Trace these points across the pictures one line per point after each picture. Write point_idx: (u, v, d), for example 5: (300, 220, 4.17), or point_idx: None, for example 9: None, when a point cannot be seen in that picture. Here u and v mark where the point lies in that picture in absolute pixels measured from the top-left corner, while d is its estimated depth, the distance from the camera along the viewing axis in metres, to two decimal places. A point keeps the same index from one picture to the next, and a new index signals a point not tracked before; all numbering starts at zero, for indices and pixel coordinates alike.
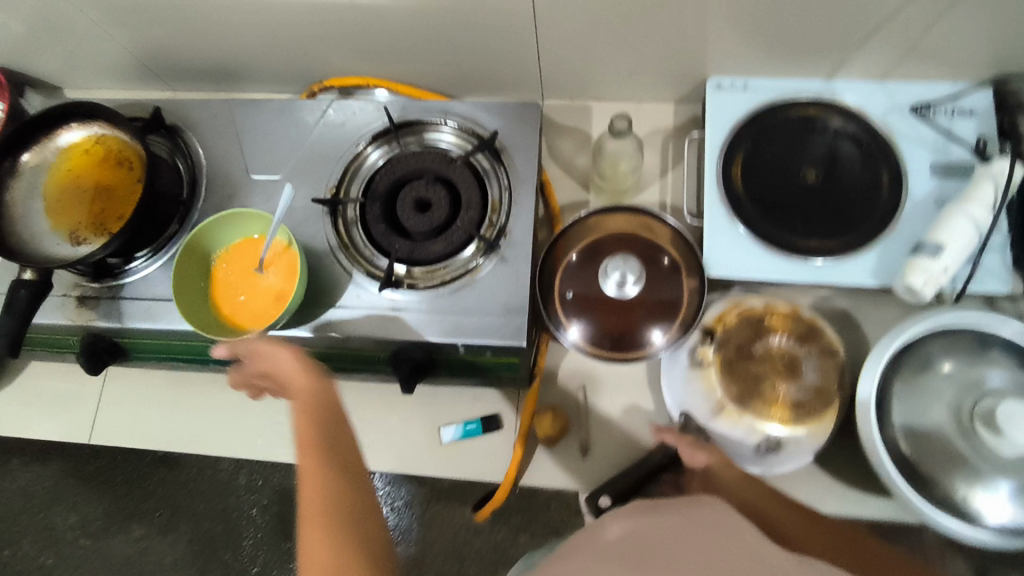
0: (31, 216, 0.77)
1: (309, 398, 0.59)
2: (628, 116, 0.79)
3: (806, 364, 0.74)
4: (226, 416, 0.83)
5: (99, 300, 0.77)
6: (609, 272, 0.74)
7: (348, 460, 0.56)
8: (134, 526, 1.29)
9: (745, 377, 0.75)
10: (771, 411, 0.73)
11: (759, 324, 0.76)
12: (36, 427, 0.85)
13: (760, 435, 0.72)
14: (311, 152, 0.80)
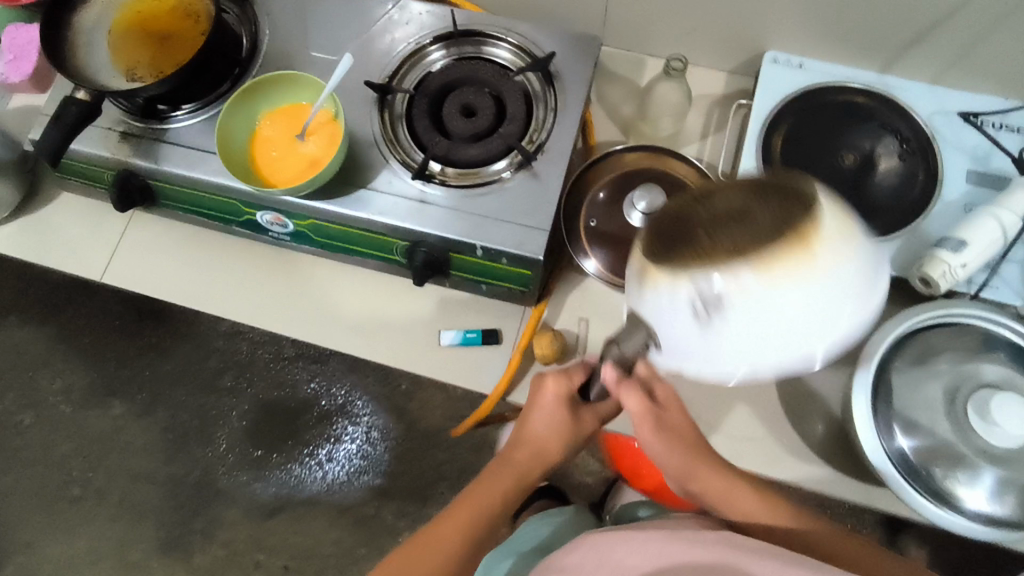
0: (94, 45, 0.79)
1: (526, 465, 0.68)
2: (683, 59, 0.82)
3: (765, 201, 0.39)
4: (234, 280, 0.85)
5: (140, 139, 0.78)
6: (635, 202, 0.75)
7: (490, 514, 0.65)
8: (114, 402, 1.51)
9: (673, 233, 0.41)
10: (698, 264, 0.39)
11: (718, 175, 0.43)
12: (53, 255, 0.87)
13: (690, 293, 0.39)
14: (369, 42, 0.81)
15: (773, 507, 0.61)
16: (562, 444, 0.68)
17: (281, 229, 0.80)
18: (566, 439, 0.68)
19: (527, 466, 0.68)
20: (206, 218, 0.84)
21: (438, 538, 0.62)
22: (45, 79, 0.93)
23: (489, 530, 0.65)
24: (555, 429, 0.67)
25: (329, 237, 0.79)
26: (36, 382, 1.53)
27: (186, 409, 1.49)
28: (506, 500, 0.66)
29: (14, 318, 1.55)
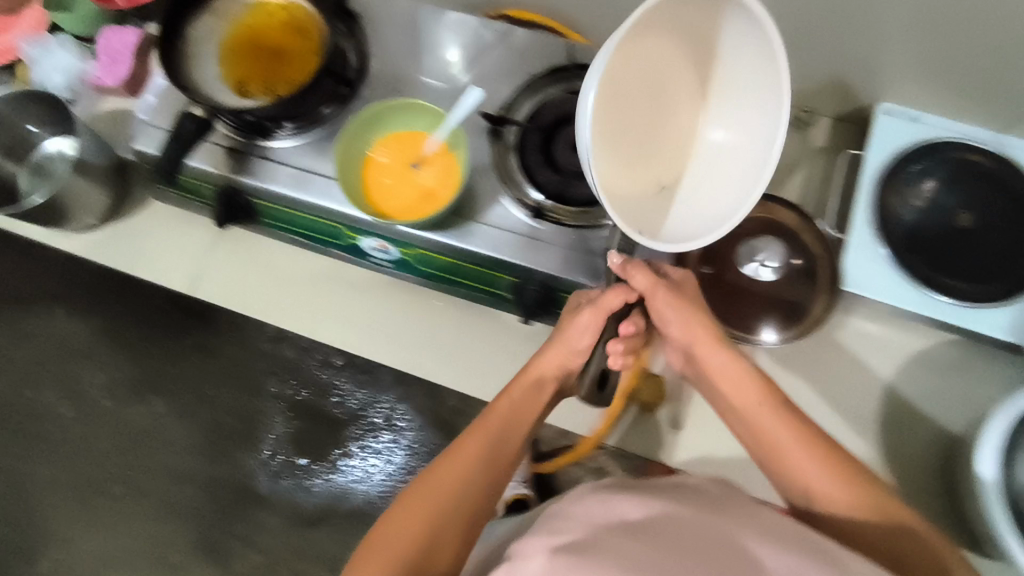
0: (205, 59, 0.78)
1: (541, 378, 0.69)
2: None
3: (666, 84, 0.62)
4: (332, 306, 0.87)
5: (248, 157, 0.78)
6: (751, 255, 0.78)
7: (506, 435, 0.65)
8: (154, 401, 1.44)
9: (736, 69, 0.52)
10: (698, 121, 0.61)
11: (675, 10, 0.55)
12: (148, 266, 0.88)
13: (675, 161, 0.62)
14: (482, 72, 0.81)
15: (799, 429, 0.58)
16: (564, 352, 0.70)
17: (383, 256, 0.80)
18: (568, 347, 0.70)
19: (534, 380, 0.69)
20: (310, 241, 0.85)
21: (454, 461, 0.61)
22: (138, 85, 0.94)
23: (506, 448, 0.64)
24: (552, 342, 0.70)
25: (435, 267, 0.79)
26: (79, 372, 1.48)
27: (220, 405, 1.42)
28: (518, 417, 0.66)
29: (62, 307, 1.50)
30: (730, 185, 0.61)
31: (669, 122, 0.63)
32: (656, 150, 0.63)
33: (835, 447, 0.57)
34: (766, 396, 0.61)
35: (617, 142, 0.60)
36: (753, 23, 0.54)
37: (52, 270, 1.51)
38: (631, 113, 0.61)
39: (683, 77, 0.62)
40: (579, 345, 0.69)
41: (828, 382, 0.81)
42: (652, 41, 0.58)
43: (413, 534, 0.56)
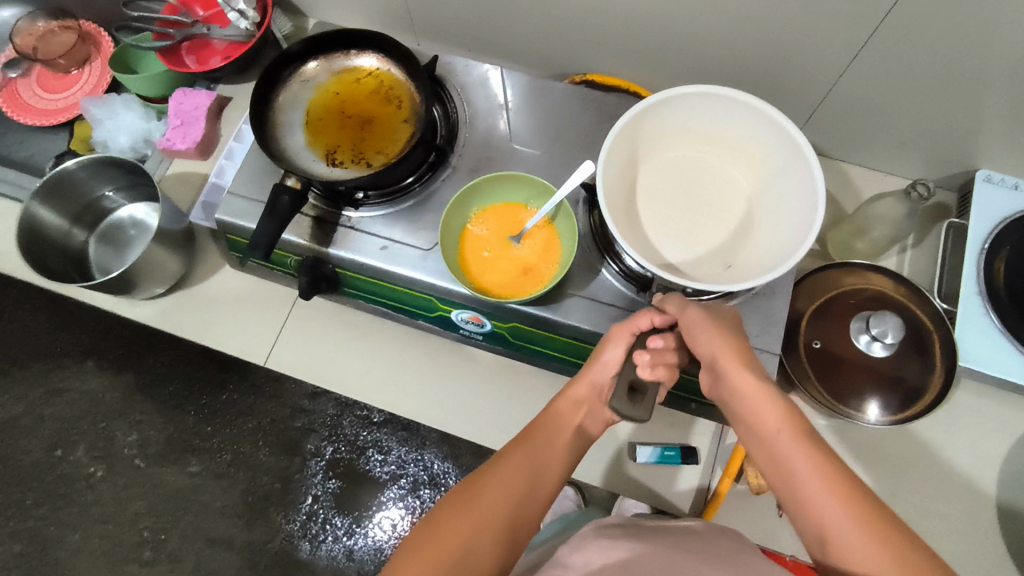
0: (293, 128, 0.76)
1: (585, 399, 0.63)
2: (931, 184, 0.74)
3: (685, 167, 0.75)
4: (412, 377, 0.84)
5: (335, 227, 0.75)
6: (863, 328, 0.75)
7: (548, 459, 0.59)
8: (97, 468, 1.01)
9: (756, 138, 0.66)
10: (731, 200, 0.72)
11: (684, 102, 0.69)
12: (221, 336, 0.86)
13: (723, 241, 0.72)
14: (578, 138, 0.79)
15: (828, 469, 0.52)
16: (598, 368, 0.63)
17: (474, 328, 0.78)
18: (601, 363, 0.63)
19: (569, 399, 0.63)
20: (395, 309, 0.82)
21: (498, 480, 0.56)
22: (209, 146, 0.94)
23: (543, 471, 0.59)
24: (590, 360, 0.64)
25: (530, 341, 0.76)
26: (111, 432, 1.01)
27: (275, 472, 0.98)
28: (556, 438, 0.61)
29: (90, 359, 1.03)
30: (778, 230, 0.68)
31: (702, 206, 0.74)
32: (701, 221, 0.73)
33: (861, 485, 0.51)
34: (794, 427, 0.55)
35: (654, 215, 0.73)
36: (735, 105, 0.68)
37: (37, 299, 1.05)
38: (662, 197, 0.74)
39: (697, 169, 0.75)
40: (611, 359, 0.62)
41: (935, 457, 0.78)
42: (673, 148, 0.75)
43: (450, 548, 0.50)
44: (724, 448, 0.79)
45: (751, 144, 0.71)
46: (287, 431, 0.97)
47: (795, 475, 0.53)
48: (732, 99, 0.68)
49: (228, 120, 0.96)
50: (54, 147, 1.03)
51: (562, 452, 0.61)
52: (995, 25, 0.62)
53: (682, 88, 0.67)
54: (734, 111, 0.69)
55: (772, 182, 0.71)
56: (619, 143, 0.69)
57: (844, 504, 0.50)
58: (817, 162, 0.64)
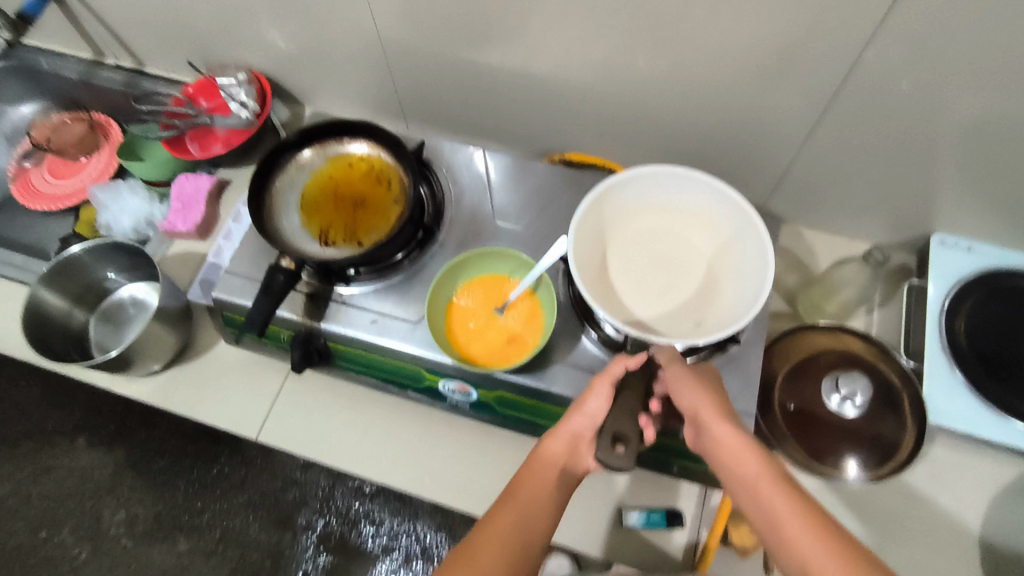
0: (289, 210, 0.81)
1: (567, 449, 0.64)
2: (886, 252, 0.84)
3: (654, 238, 0.79)
4: (400, 446, 0.85)
5: (327, 301, 0.79)
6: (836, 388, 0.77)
7: (536, 515, 0.59)
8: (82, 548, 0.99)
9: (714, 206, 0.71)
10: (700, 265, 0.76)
11: (646, 179, 0.75)
12: (214, 410, 0.87)
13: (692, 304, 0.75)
14: (557, 213, 0.84)
15: (806, 515, 0.54)
16: (582, 417, 0.64)
17: (461, 397, 0.80)
18: (585, 412, 0.64)
19: (553, 449, 0.63)
20: (384, 380, 0.84)
21: (488, 545, 0.56)
22: (208, 227, 0.99)
23: (534, 518, 0.59)
24: (572, 410, 0.66)
25: (515, 408, 0.78)
26: (98, 511, 1.01)
27: (265, 549, 0.97)
28: (541, 491, 0.61)
29: (81, 436, 1.04)
30: (739, 288, 0.73)
31: (671, 273, 0.78)
32: (671, 284, 0.77)
33: (839, 529, 0.52)
34: (770, 473, 0.57)
35: (625, 282, 0.77)
36: (691, 181, 0.74)
37: (31, 374, 1.07)
38: (632, 263, 0.78)
39: (664, 239, 0.79)
40: (594, 409, 0.64)
41: (920, 514, 0.79)
42: (641, 221, 0.79)
43: None
44: (710, 510, 0.80)
45: (705, 211, 0.76)
46: (278, 505, 0.97)
47: (778, 518, 0.54)
48: (688, 176, 0.74)
49: (227, 202, 1.01)
50: (59, 228, 1.08)
51: (552, 499, 0.61)
52: (929, 93, 0.69)
53: (643, 167, 0.74)
54: (691, 185, 0.75)
55: (730, 243, 0.76)
56: (586, 218, 0.74)
57: (824, 548, 0.51)
58: (765, 226, 0.70)
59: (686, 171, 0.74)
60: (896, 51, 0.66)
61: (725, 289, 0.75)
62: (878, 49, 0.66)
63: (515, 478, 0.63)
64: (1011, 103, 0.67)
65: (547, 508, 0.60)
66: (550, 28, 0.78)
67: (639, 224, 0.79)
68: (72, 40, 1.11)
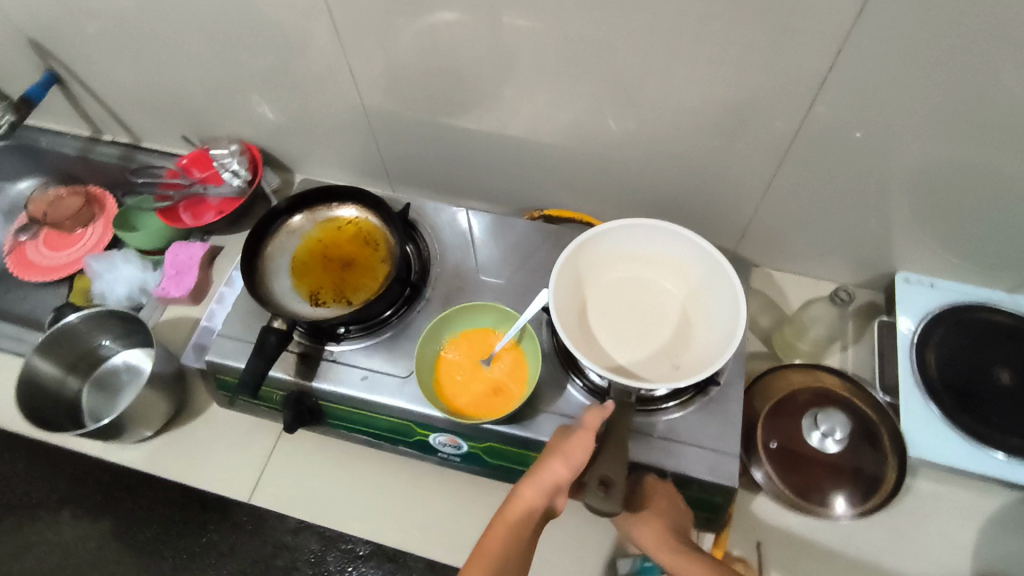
0: (279, 273, 0.85)
1: (544, 499, 0.64)
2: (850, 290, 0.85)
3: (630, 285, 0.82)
4: (393, 502, 0.85)
5: (317, 360, 0.81)
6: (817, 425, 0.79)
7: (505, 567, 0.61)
8: None
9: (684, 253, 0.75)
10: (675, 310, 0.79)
11: (619, 231, 0.79)
12: (207, 475, 0.87)
13: (670, 347, 0.78)
14: (538, 266, 0.88)
15: None
16: (566, 468, 0.64)
17: (452, 450, 0.81)
18: (570, 463, 0.64)
19: (532, 498, 0.64)
20: (375, 436, 0.85)
21: None
22: (200, 292, 1.01)
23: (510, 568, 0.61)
24: (555, 457, 0.64)
25: (506, 459, 0.79)
26: None
27: None
28: (514, 544, 0.62)
29: (66, 508, 0.99)
30: (714, 331, 0.76)
31: (649, 318, 0.81)
32: (648, 329, 0.80)
33: None
34: None
35: (604, 330, 0.79)
36: (661, 231, 0.78)
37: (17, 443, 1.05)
38: (610, 311, 0.81)
39: (640, 286, 0.82)
40: (581, 460, 0.64)
41: (909, 548, 0.80)
42: (616, 270, 0.83)
43: None
44: None
45: (677, 259, 0.80)
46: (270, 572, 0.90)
47: None
48: (658, 226, 0.78)
49: (219, 267, 1.03)
50: (53, 299, 1.11)
51: (521, 550, 0.62)
52: (876, 139, 0.74)
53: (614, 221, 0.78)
54: (661, 235, 0.79)
55: (702, 288, 0.79)
56: (564, 270, 0.77)
57: None
58: (733, 270, 0.74)
59: (655, 222, 0.77)
60: (840, 105, 0.72)
61: (700, 332, 0.78)
62: (824, 104, 0.72)
63: (489, 525, 0.64)
64: (949, 147, 0.72)
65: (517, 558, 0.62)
66: (523, 95, 0.84)
67: (614, 273, 0.82)
68: (71, 120, 1.17)
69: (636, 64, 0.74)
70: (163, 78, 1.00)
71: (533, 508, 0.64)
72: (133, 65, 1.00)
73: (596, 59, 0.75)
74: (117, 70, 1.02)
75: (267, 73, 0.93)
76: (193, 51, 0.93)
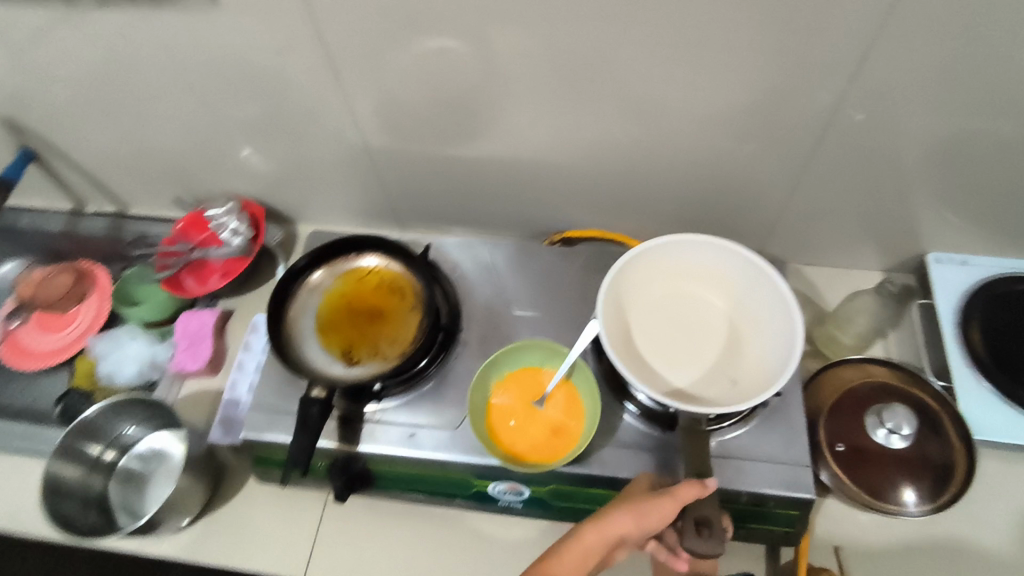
0: (307, 334, 0.81)
1: (602, 548, 0.61)
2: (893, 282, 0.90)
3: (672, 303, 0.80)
4: (453, 557, 0.81)
5: (359, 422, 0.77)
6: (882, 422, 0.77)
7: None
8: None
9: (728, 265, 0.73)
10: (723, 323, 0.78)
11: (656, 249, 0.77)
12: (254, 555, 0.83)
13: (723, 363, 0.76)
14: (573, 293, 0.85)
15: None
16: (635, 527, 0.60)
17: (513, 497, 0.78)
18: (640, 524, 0.60)
19: (592, 545, 0.61)
20: (428, 492, 0.81)
21: None
22: (217, 361, 0.97)
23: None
24: (629, 514, 0.61)
25: (570, 500, 0.76)
26: None
27: None
28: None
29: None
30: (768, 343, 0.74)
31: (696, 336, 0.79)
32: (698, 347, 0.78)
33: None
34: None
35: (654, 352, 0.77)
36: (700, 244, 0.76)
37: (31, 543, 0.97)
38: (656, 333, 0.79)
39: (681, 303, 0.80)
40: (653, 525, 0.60)
41: (980, 530, 0.80)
42: (656, 290, 0.81)
43: None
44: (783, 569, 0.78)
45: (717, 271, 0.78)
46: None
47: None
48: (696, 240, 0.76)
49: (233, 332, 0.99)
50: (55, 387, 1.04)
51: None
52: (906, 128, 0.73)
53: (652, 239, 0.75)
54: (700, 249, 0.77)
55: (746, 297, 0.78)
56: (608, 298, 0.74)
57: None
58: (781, 278, 0.72)
59: (694, 236, 0.75)
60: (868, 99, 0.70)
61: (751, 343, 0.76)
62: (851, 100, 0.71)
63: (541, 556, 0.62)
64: (980, 128, 0.72)
65: None
66: (536, 117, 0.81)
67: (654, 293, 0.80)
68: (50, 193, 1.10)
69: (658, 78, 0.72)
70: (151, 142, 0.95)
71: (589, 552, 0.61)
72: (115, 130, 0.94)
73: (612, 75, 0.73)
74: (98, 137, 0.96)
75: (265, 125, 0.89)
76: (180, 109, 0.89)
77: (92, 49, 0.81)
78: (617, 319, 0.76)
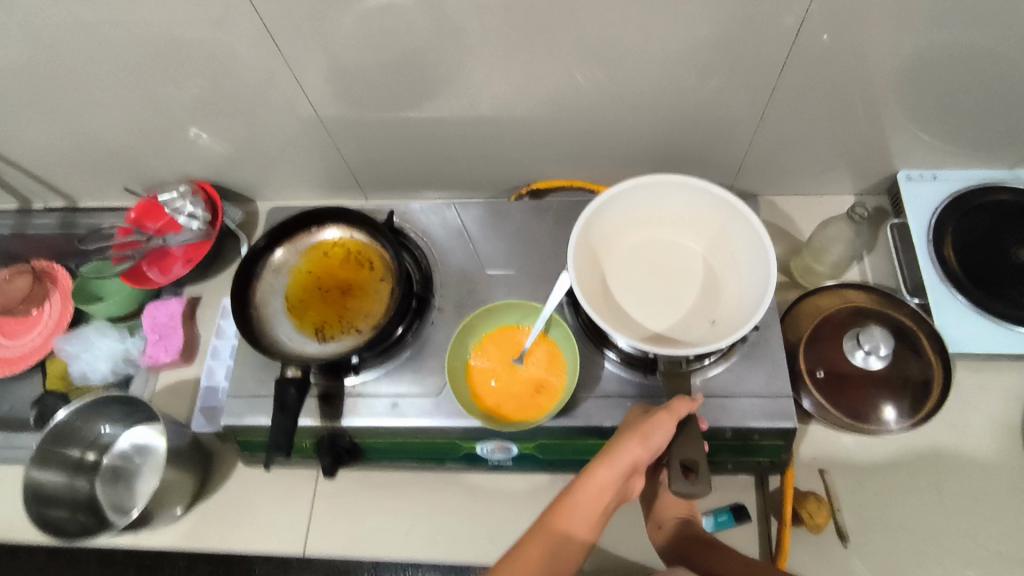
0: (277, 316, 0.79)
1: (618, 477, 0.60)
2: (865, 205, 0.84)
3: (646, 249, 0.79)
4: (451, 518, 0.82)
5: (340, 398, 0.76)
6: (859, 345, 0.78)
7: (569, 545, 0.57)
8: None
9: None
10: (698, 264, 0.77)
11: (625, 195, 0.75)
12: (252, 537, 0.83)
13: (701, 304, 0.76)
14: (545, 247, 0.83)
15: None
16: (645, 450, 0.61)
17: (502, 455, 0.78)
18: (649, 445, 0.61)
19: (609, 477, 0.60)
20: (418, 459, 0.81)
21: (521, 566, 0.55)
22: (192, 350, 0.95)
23: (577, 544, 0.58)
24: (634, 440, 0.61)
25: (559, 452, 0.77)
26: None
27: None
28: (586, 516, 0.59)
29: None
30: (745, 280, 0.73)
31: (672, 280, 0.78)
32: (675, 291, 0.77)
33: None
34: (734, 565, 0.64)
35: (632, 300, 0.76)
36: (669, 185, 0.74)
37: None
38: (633, 281, 0.78)
39: (656, 249, 0.79)
40: (660, 444, 0.62)
41: (960, 440, 0.82)
42: (629, 238, 0.79)
43: None
44: (772, 496, 0.80)
45: (688, 211, 0.77)
46: None
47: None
48: (665, 182, 0.74)
49: (204, 320, 0.97)
50: (31, 392, 1.02)
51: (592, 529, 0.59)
52: (870, 47, 0.71)
53: (620, 185, 0.73)
54: (670, 191, 0.75)
55: (719, 235, 0.76)
56: (580, 248, 0.73)
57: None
58: (753, 213, 0.71)
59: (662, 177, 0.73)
60: (829, 20, 0.68)
61: (727, 281, 0.76)
62: (811, 23, 0.68)
63: (558, 499, 0.61)
64: (945, 42, 0.70)
65: (583, 536, 0.58)
66: (490, 70, 0.77)
67: (627, 241, 0.79)
68: None
69: (612, 17, 0.69)
70: (90, 131, 0.90)
71: (607, 485, 0.60)
72: (50, 123, 0.89)
73: (564, 18, 0.69)
74: (33, 131, 0.91)
75: (207, 103, 0.85)
76: (115, 94, 0.84)
77: (5, 38, 0.75)
78: (591, 271, 0.75)
